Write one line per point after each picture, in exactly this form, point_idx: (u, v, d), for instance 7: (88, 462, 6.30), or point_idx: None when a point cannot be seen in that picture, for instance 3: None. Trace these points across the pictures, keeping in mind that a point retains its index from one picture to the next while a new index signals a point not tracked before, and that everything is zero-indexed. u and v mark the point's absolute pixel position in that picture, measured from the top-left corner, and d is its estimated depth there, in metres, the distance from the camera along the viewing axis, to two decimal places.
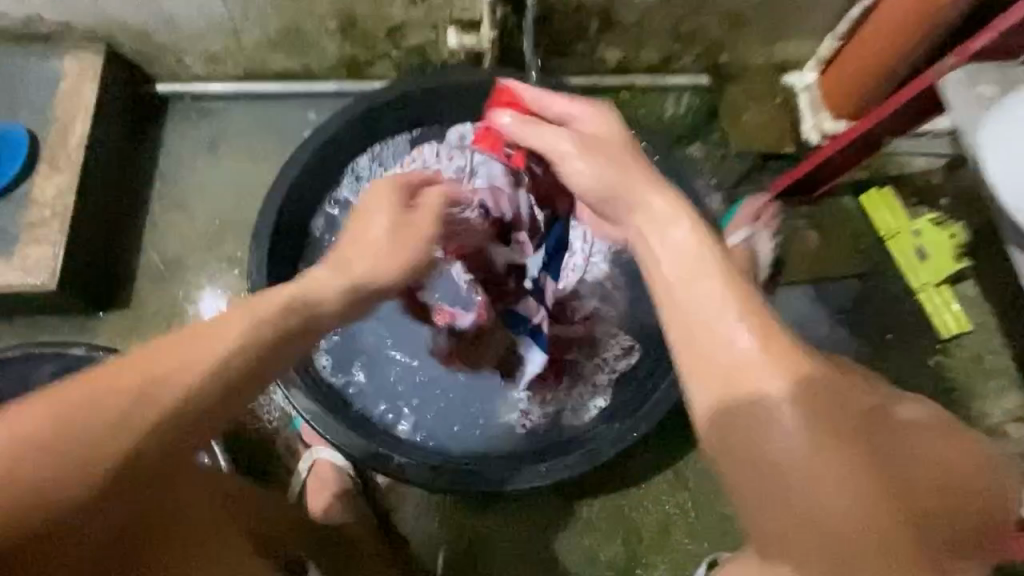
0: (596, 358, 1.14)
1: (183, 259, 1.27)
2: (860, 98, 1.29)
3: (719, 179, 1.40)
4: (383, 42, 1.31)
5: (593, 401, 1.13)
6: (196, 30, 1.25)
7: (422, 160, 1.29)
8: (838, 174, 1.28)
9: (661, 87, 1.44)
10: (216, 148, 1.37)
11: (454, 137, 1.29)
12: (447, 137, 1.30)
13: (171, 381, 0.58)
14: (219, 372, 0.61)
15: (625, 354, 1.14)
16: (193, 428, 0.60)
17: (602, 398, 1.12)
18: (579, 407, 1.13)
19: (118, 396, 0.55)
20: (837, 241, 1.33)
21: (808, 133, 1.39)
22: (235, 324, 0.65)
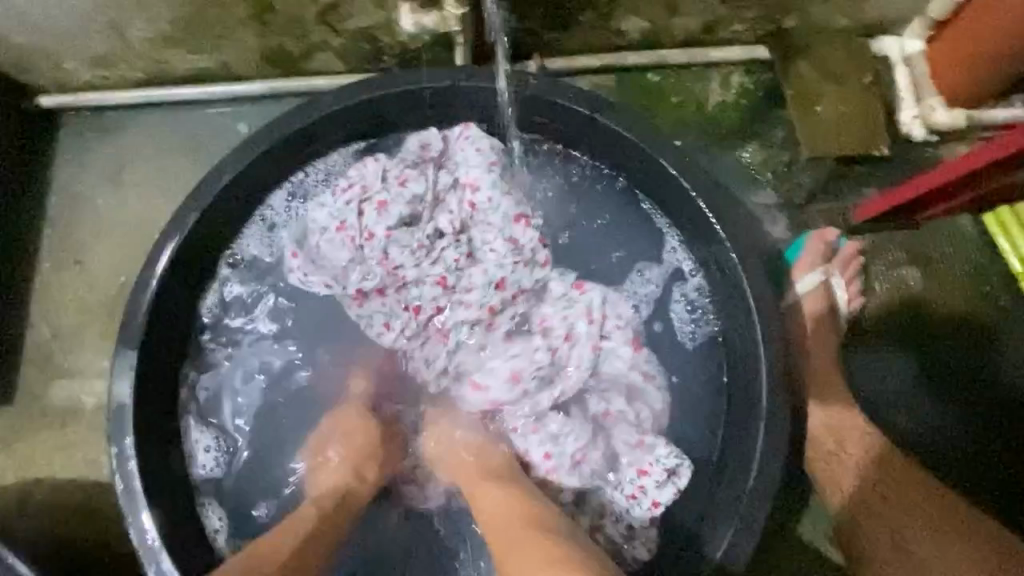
0: (621, 480, 0.92)
1: (82, 332, 1.01)
2: (994, 72, 0.93)
3: (782, 193, 1.04)
4: (316, 28, 0.95)
5: (633, 550, 0.90)
6: (62, 29, 0.92)
7: (363, 186, 0.93)
8: (959, 198, 0.93)
9: (703, 65, 1.05)
10: (120, 179, 1.06)
11: (414, 146, 0.96)
12: (403, 149, 0.97)
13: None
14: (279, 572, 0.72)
15: (668, 479, 0.91)
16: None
17: (642, 547, 0.90)
18: (618, 552, 0.90)
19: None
20: (948, 280, 0.97)
21: (910, 128, 1.00)
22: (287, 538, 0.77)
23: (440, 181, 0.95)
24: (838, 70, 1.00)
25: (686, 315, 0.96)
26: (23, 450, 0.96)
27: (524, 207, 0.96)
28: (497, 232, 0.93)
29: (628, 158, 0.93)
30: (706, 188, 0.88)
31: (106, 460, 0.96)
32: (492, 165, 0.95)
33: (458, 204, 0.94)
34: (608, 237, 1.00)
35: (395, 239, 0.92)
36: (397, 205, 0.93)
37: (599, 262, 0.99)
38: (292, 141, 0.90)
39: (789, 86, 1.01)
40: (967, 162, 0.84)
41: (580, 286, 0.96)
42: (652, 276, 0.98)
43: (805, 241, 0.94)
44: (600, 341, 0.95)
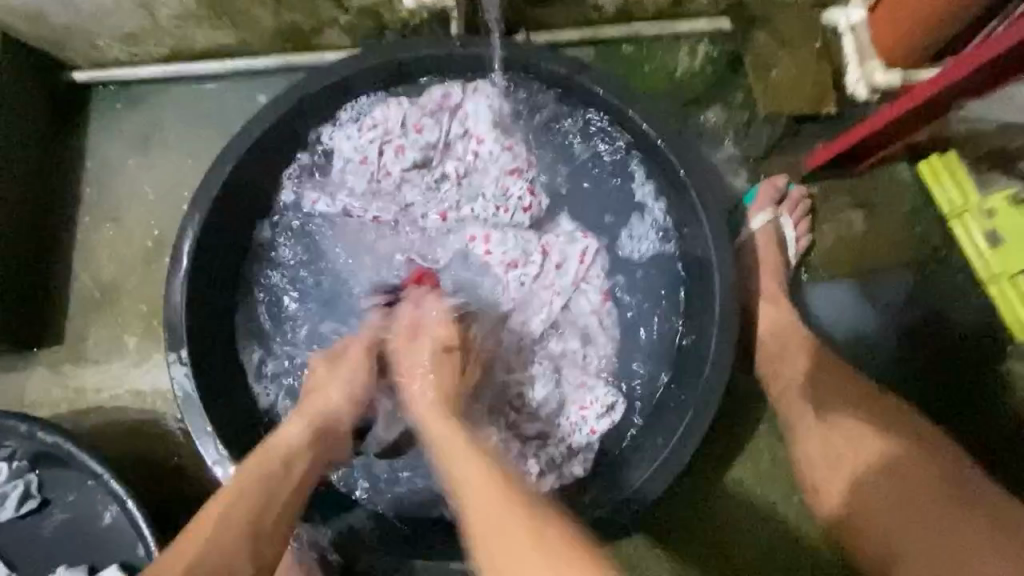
0: (570, 413, 1.06)
1: (121, 282, 1.13)
2: (925, 38, 1.05)
3: (742, 149, 1.16)
4: (326, 5, 1.06)
5: (569, 468, 1.04)
6: (100, 9, 1.03)
7: (385, 128, 1.08)
8: (891, 148, 1.07)
9: (672, 36, 1.18)
10: (150, 146, 1.18)
11: (435, 95, 1.08)
12: (425, 96, 1.08)
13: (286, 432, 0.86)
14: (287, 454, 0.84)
15: (607, 413, 1.06)
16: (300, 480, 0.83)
17: (579, 467, 1.04)
18: (553, 472, 1.04)
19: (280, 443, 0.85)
20: (888, 221, 1.11)
21: (854, 88, 1.15)
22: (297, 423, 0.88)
23: (454, 140, 1.11)
24: (791, 37, 1.14)
25: (648, 238, 1.10)
26: (71, 385, 1.09)
27: (519, 161, 1.10)
28: (492, 179, 1.11)
29: (620, 121, 1.05)
30: (671, 140, 1.00)
31: (147, 391, 1.08)
32: (499, 134, 1.11)
33: (462, 155, 1.11)
34: (598, 194, 1.12)
35: (408, 179, 1.11)
36: (412, 150, 1.10)
37: (590, 214, 1.13)
38: (310, 105, 1.02)
39: (748, 52, 1.14)
40: (877, 120, 0.99)
41: (585, 235, 1.10)
42: (635, 239, 1.11)
43: (757, 187, 1.10)
44: (580, 284, 1.09)
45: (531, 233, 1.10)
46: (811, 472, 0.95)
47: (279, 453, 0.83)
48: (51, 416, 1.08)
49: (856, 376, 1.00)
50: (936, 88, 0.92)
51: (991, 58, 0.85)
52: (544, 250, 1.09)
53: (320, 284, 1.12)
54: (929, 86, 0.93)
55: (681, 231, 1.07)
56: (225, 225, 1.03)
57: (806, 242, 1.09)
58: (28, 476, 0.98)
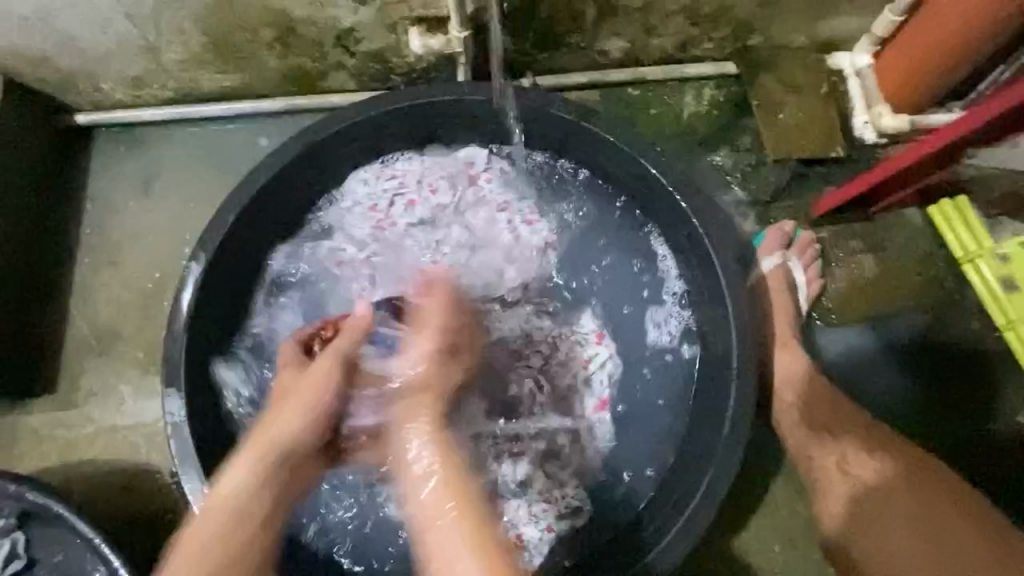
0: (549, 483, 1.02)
1: (118, 329, 1.10)
2: (930, 83, 1.06)
3: (752, 192, 1.15)
4: (333, 50, 1.06)
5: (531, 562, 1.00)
6: (104, 53, 1.03)
7: (402, 180, 1.11)
8: (903, 194, 1.06)
9: (678, 80, 1.18)
10: (151, 189, 1.16)
11: (460, 159, 1.11)
12: (449, 157, 1.11)
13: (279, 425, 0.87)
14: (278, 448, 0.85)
15: (569, 515, 1.02)
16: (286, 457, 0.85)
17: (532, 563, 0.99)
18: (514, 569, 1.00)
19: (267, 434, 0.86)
20: (903, 266, 1.09)
21: (863, 132, 1.14)
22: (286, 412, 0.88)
23: (470, 208, 1.12)
24: (797, 81, 1.14)
25: (664, 328, 1.07)
26: (62, 437, 1.05)
27: (531, 238, 1.12)
28: (494, 251, 1.11)
29: (634, 174, 1.03)
30: (680, 184, 0.99)
31: (142, 442, 1.04)
32: (519, 206, 1.12)
33: (472, 223, 1.12)
34: (614, 280, 1.10)
35: (412, 234, 1.12)
36: (422, 207, 1.12)
37: (597, 288, 1.11)
38: (313, 148, 1.01)
39: (754, 95, 1.14)
40: (901, 159, 0.98)
41: (600, 340, 1.09)
42: (654, 332, 1.08)
43: (766, 232, 1.08)
44: (590, 379, 1.08)
45: (550, 325, 1.10)
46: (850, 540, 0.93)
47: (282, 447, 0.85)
48: (39, 468, 1.04)
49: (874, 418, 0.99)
50: (963, 130, 0.92)
51: (1013, 104, 0.86)
52: (554, 341, 1.09)
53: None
54: (953, 131, 0.93)
55: (698, 284, 1.04)
56: (225, 268, 1.01)
57: (817, 286, 1.07)
58: (15, 534, 0.90)
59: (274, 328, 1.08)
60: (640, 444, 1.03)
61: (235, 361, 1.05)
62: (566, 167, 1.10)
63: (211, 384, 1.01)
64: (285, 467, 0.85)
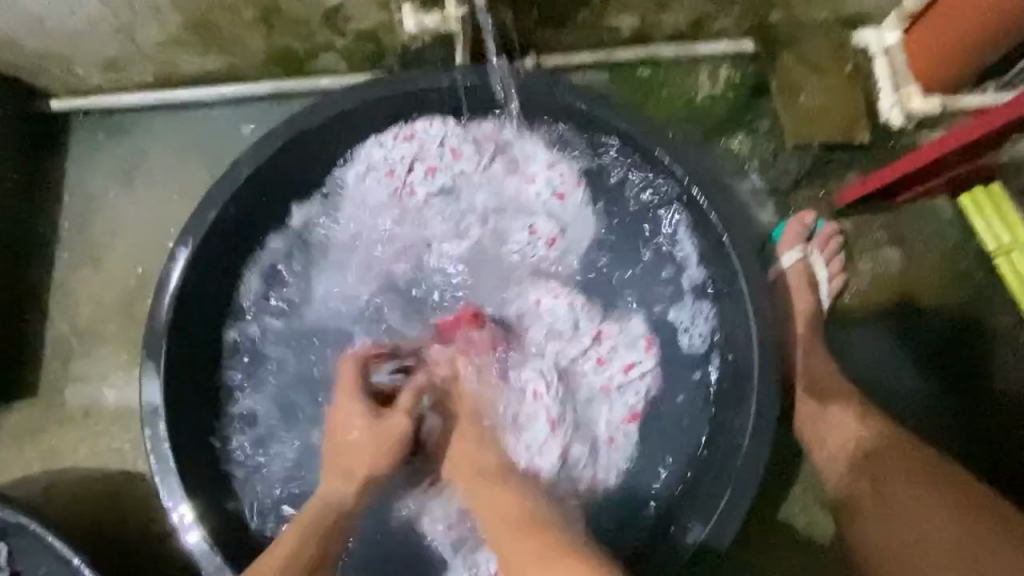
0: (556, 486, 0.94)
1: (101, 328, 1.04)
2: (963, 63, 0.98)
3: (770, 180, 1.08)
4: (321, 29, 0.99)
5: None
6: (75, 35, 0.95)
7: (421, 145, 1.01)
8: (931, 182, 1.00)
9: (692, 59, 1.10)
10: (132, 179, 1.10)
11: (485, 130, 1.01)
12: (476, 125, 1.01)
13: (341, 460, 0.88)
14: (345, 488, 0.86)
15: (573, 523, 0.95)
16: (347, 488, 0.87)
17: None
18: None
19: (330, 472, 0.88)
20: (931, 259, 1.03)
21: (889, 116, 1.06)
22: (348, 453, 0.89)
23: (499, 175, 1.03)
24: (820, 60, 1.06)
25: (697, 327, 0.99)
26: (45, 441, 1.00)
27: (560, 211, 1.03)
28: (527, 221, 1.03)
29: (651, 165, 0.96)
30: (697, 175, 0.92)
31: (129, 448, 1.00)
32: (553, 174, 1.02)
33: (500, 191, 1.03)
34: (645, 258, 1.02)
35: (432, 204, 1.03)
36: (444, 174, 1.03)
37: (626, 267, 1.03)
38: (302, 138, 0.94)
39: (774, 75, 1.06)
40: (929, 150, 0.92)
41: (649, 347, 1.00)
42: (689, 321, 1.00)
43: (785, 224, 1.02)
44: (624, 387, 0.99)
45: (595, 314, 1.01)
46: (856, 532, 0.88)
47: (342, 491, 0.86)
48: (22, 476, 0.99)
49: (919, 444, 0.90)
50: (1000, 120, 0.85)
51: None
52: (597, 336, 1.00)
53: (320, 317, 1.03)
54: (991, 120, 0.86)
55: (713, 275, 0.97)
56: (213, 266, 0.96)
57: (841, 282, 1.01)
58: None
59: (280, 299, 1.02)
60: (668, 437, 0.98)
61: (237, 328, 1.00)
62: (597, 142, 0.99)
63: (199, 385, 0.96)
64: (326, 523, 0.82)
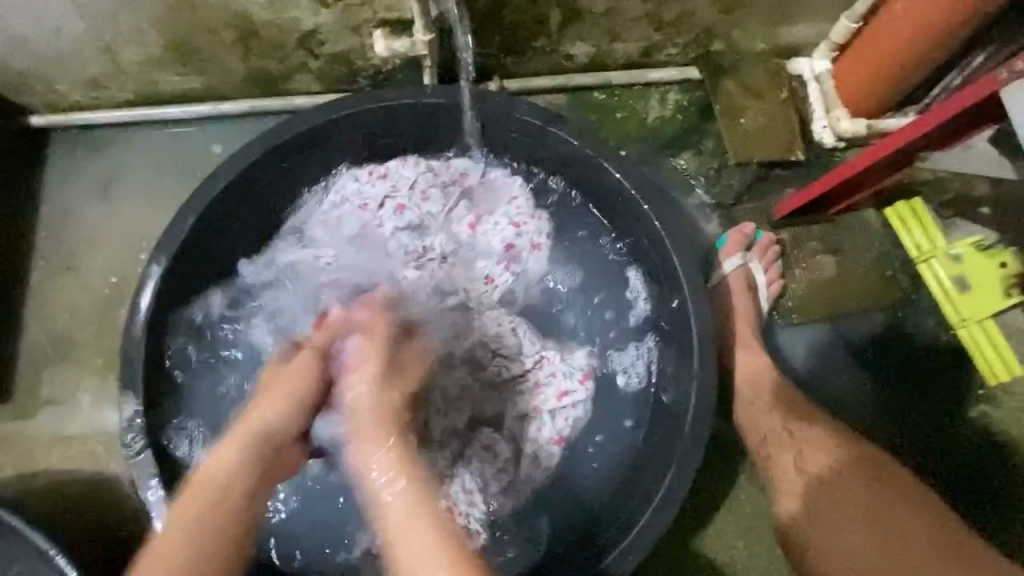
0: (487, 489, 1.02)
1: (75, 335, 1.07)
2: (885, 88, 1.09)
3: (715, 196, 1.17)
4: (296, 52, 1.05)
5: None
6: (59, 53, 1.00)
7: (394, 184, 1.10)
8: (859, 197, 1.09)
9: (643, 84, 1.19)
10: (110, 191, 1.14)
11: (455, 168, 1.12)
12: (443, 167, 1.13)
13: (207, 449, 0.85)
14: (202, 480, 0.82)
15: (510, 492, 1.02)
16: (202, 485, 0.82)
17: None
18: None
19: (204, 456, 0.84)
20: (859, 267, 1.12)
21: (821, 135, 1.16)
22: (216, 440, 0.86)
23: (460, 213, 1.12)
24: (758, 86, 1.16)
25: (636, 364, 1.07)
26: (16, 446, 1.02)
27: (516, 245, 1.11)
28: (481, 257, 1.11)
29: (593, 175, 1.04)
30: (644, 187, 1.00)
31: (101, 452, 1.02)
32: (515, 207, 1.11)
33: (458, 230, 1.12)
34: (588, 302, 1.11)
35: (398, 238, 1.10)
36: (412, 212, 1.10)
37: (574, 307, 1.12)
38: (276, 151, 1.00)
39: (717, 99, 1.16)
40: (854, 164, 1.01)
41: (584, 379, 1.06)
42: (627, 359, 1.08)
43: (727, 235, 1.10)
44: (556, 413, 1.04)
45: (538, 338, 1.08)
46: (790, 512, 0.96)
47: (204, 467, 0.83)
48: None
49: (855, 441, 0.99)
50: (915, 133, 0.95)
51: (963, 109, 0.88)
52: (540, 359, 1.07)
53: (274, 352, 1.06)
54: (906, 135, 0.96)
55: (661, 294, 1.05)
56: (184, 272, 0.99)
57: (778, 287, 1.09)
58: None
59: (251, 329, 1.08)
60: (604, 452, 1.04)
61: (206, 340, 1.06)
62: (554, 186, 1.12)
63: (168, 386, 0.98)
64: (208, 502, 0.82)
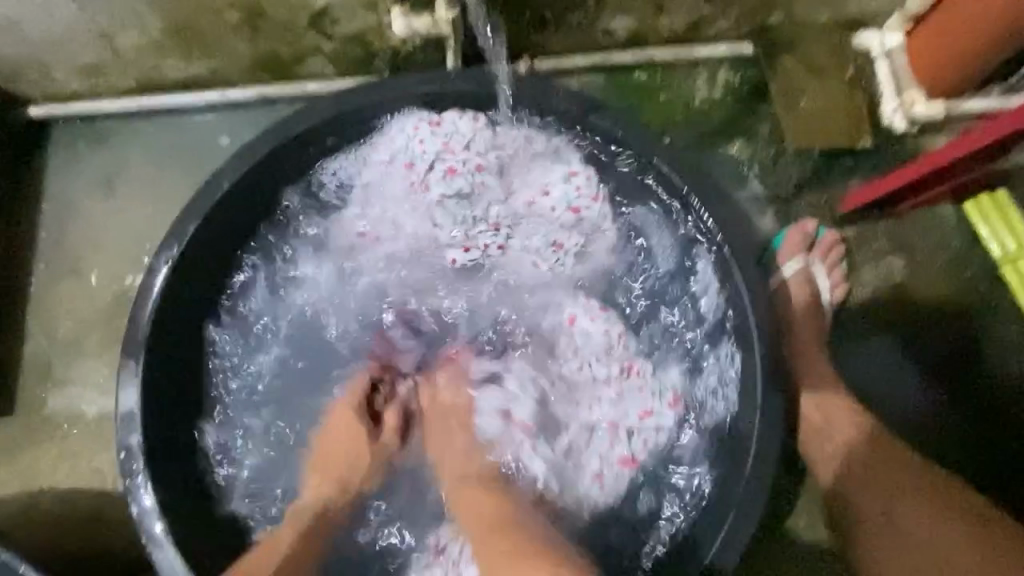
0: None
1: (81, 342, 1.01)
2: (967, 66, 0.96)
3: (770, 187, 1.06)
4: (308, 32, 0.95)
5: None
6: (52, 38, 0.92)
7: (447, 143, 0.97)
8: (945, 186, 0.97)
9: (690, 62, 1.07)
10: (113, 187, 1.06)
11: (516, 137, 0.97)
12: (505, 132, 0.97)
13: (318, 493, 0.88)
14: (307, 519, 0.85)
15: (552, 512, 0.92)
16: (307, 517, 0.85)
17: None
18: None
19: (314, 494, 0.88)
20: (932, 269, 1.00)
21: (891, 120, 1.03)
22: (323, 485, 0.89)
23: (518, 185, 1.01)
24: (821, 63, 1.04)
25: (718, 388, 0.93)
26: (22, 460, 0.97)
27: (581, 217, 1.00)
28: (538, 233, 1.00)
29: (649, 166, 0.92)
30: (696, 182, 0.89)
31: (110, 467, 0.96)
32: (575, 188, 0.98)
33: (514, 201, 1.01)
34: (656, 276, 1.00)
35: (444, 206, 1.00)
36: (462, 178, 1.00)
37: (643, 292, 1.00)
38: (288, 144, 0.91)
39: (774, 79, 1.04)
40: (940, 155, 0.89)
41: (675, 404, 0.95)
42: (707, 388, 0.94)
43: (785, 232, 0.99)
44: (635, 433, 0.95)
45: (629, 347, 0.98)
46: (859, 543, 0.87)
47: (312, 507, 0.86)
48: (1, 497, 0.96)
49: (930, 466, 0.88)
50: (1017, 124, 0.82)
51: None
52: (627, 368, 0.97)
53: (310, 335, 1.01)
54: (1006, 124, 0.83)
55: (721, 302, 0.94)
56: (194, 275, 0.92)
57: (843, 290, 0.98)
58: None
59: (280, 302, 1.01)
60: (659, 456, 0.95)
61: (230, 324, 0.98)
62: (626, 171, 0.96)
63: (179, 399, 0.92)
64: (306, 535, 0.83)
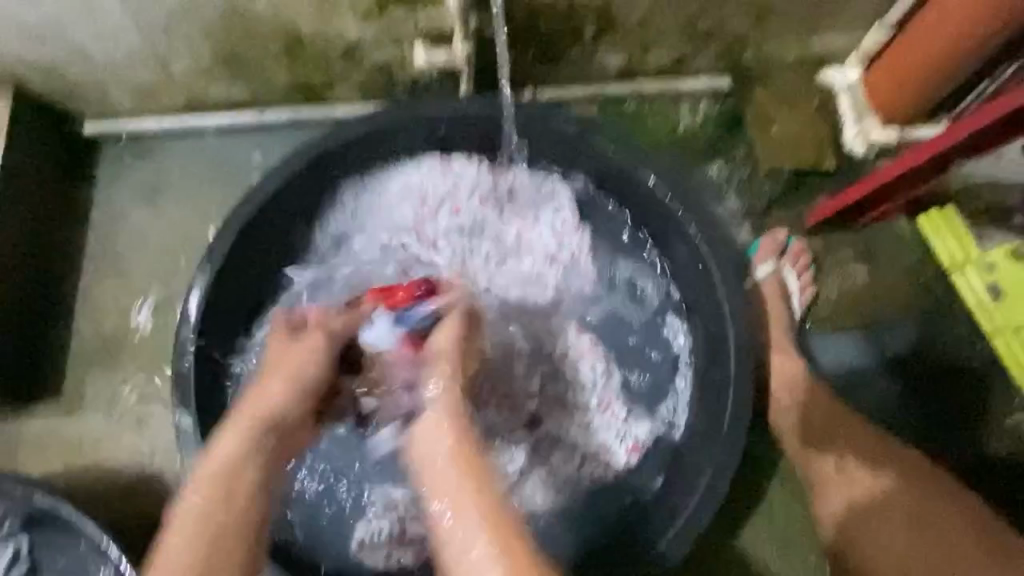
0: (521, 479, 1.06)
1: (122, 335, 1.11)
2: (916, 99, 1.10)
3: (745, 203, 1.19)
4: (339, 63, 1.09)
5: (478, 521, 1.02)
6: (115, 63, 1.05)
7: (454, 184, 1.12)
8: (894, 206, 1.10)
9: (674, 94, 1.21)
10: (157, 197, 1.18)
11: (512, 182, 1.13)
12: (504, 176, 1.12)
13: (249, 409, 0.82)
14: (233, 456, 0.78)
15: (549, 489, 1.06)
16: (236, 446, 0.78)
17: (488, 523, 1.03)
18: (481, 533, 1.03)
19: (241, 418, 0.81)
20: (891, 278, 1.13)
21: (852, 145, 1.17)
22: (251, 408, 0.82)
23: (512, 220, 1.14)
24: (788, 95, 1.18)
25: (678, 412, 1.06)
26: (66, 441, 1.06)
27: (565, 254, 1.13)
28: (527, 262, 1.13)
29: (647, 199, 1.06)
30: (680, 195, 1.02)
31: (147, 447, 1.05)
32: (560, 221, 1.13)
33: (505, 237, 1.13)
34: (634, 308, 1.12)
35: (448, 236, 1.13)
36: (466, 215, 1.13)
37: (622, 319, 1.12)
38: (321, 158, 1.03)
39: (749, 108, 1.18)
40: (891, 171, 1.02)
41: (633, 449, 1.06)
42: (670, 409, 1.07)
43: (760, 241, 1.11)
44: (586, 460, 1.06)
45: (599, 359, 1.10)
46: (848, 539, 0.97)
47: (240, 438, 0.79)
48: (44, 475, 1.04)
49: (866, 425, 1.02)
50: (957, 138, 0.95)
51: (1008, 111, 0.89)
52: (602, 406, 1.08)
53: None
54: (946, 140, 0.96)
55: (698, 309, 1.06)
56: (233, 271, 1.03)
57: (811, 292, 1.10)
58: (19, 539, 0.93)
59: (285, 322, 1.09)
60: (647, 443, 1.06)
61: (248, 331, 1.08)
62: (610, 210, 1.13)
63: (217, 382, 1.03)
64: (230, 485, 0.76)
